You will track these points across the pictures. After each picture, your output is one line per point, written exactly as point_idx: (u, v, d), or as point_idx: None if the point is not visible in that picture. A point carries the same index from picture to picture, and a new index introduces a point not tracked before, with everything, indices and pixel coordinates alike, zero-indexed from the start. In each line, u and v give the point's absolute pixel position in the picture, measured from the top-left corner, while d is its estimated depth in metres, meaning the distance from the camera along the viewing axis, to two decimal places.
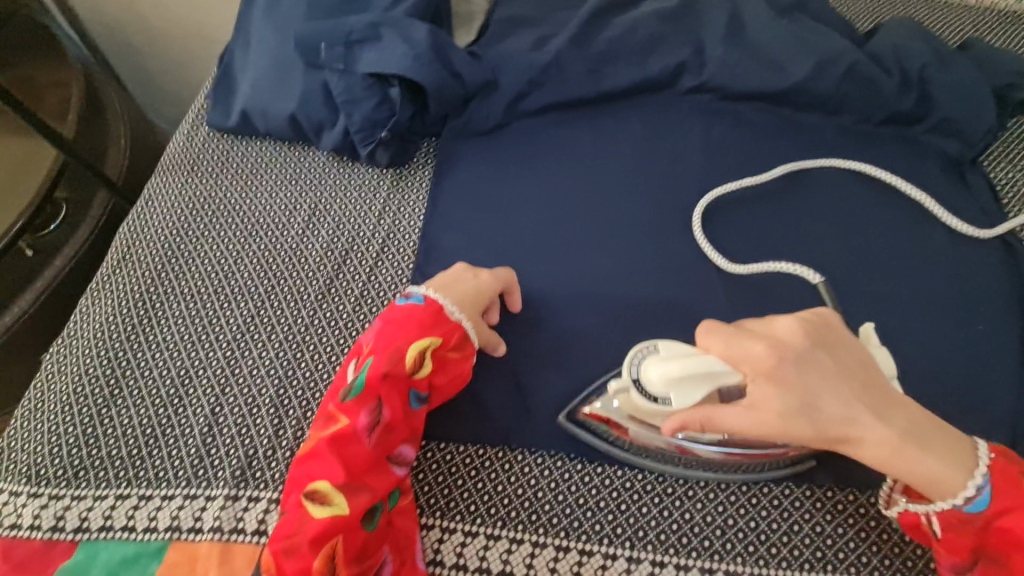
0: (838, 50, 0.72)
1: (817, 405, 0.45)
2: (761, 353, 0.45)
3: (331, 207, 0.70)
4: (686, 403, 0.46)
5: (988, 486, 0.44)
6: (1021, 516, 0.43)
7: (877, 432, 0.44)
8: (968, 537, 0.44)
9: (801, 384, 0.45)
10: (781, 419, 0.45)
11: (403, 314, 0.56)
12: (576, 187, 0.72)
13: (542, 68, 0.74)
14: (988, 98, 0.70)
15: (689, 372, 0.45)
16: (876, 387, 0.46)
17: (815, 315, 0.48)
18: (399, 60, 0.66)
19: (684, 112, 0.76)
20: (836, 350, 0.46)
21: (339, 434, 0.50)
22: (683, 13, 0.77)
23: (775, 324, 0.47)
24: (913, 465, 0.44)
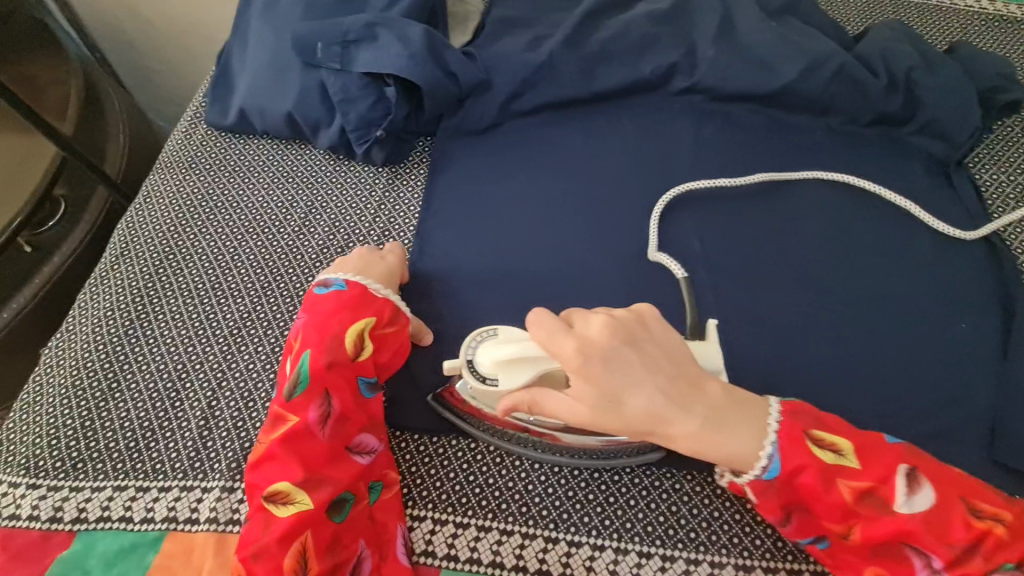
0: (827, 52, 0.73)
1: (621, 399, 0.46)
2: (569, 352, 0.45)
3: (327, 205, 0.71)
4: (512, 384, 0.48)
5: (777, 454, 0.46)
6: (809, 471, 0.45)
7: (679, 421, 0.46)
8: (775, 498, 0.47)
9: (608, 381, 0.46)
10: (589, 410, 0.47)
11: (328, 305, 0.58)
12: (569, 186, 0.73)
13: (536, 68, 0.75)
14: (973, 100, 0.72)
15: (516, 356, 0.48)
16: (683, 377, 0.47)
17: (631, 313, 0.48)
18: (393, 59, 0.67)
19: (676, 113, 0.78)
20: (642, 346, 0.47)
21: (292, 433, 0.51)
22: (674, 15, 0.78)
23: (589, 322, 0.47)
24: (720, 449, 0.46)
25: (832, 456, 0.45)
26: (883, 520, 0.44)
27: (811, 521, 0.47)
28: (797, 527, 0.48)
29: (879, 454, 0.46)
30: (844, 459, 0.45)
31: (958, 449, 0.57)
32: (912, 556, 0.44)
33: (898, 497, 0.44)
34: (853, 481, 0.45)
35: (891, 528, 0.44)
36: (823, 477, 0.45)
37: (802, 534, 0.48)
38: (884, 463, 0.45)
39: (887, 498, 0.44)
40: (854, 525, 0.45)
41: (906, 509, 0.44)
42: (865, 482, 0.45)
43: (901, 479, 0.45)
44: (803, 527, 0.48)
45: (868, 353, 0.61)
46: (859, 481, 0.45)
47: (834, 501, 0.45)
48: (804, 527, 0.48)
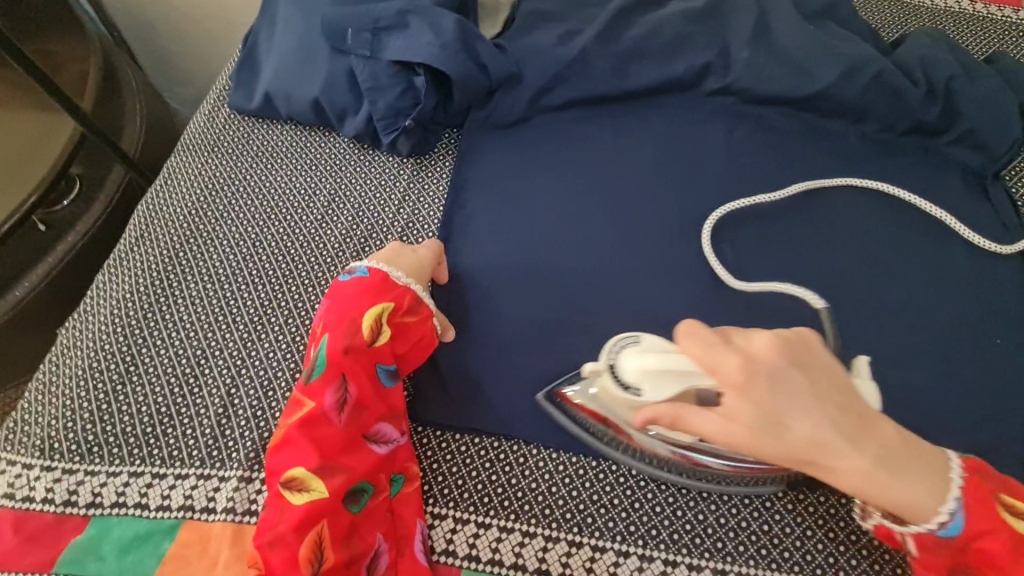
0: (864, 58, 0.72)
1: (786, 424, 0.42)
2: (733, 367, 0.43)
3: (351, 194, 0.70)
4: (658, 397, 0.46)
5: (964, 512, 0.43)
6: (997, 537, 0.42)
7: (848, 455, 0.42)
8: (945, 559, 0.44)
9: (774, 404, 0.42)
10: (742, 434, 0.43)
11: (349, 289, 0.57)
12: (597, 185, 0.72)
13: (567, 63, 0.74)
14: (1013, 112, 0.70)
15: (664, 366, 0.46)
16: (856, 411, 0.44)
17: (795, 333, 0.45)
18: (425, 48, 0.66)
19: (707, 114, 0.76)
20: (811, 370, 0.43)
21: (308, 418, 0.50)
22: (710, 15, 0.77)
23: (753, 338, 0.44)
24: (886, 490, 0.43)
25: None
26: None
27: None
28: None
29: None
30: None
31: (991, 468, 0.56)
32: None
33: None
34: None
35: None
36: (1009, 545, 0.42)
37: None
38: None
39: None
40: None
41: None
42: None
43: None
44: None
45: (900, 366, 0.60)
46: None
47: None
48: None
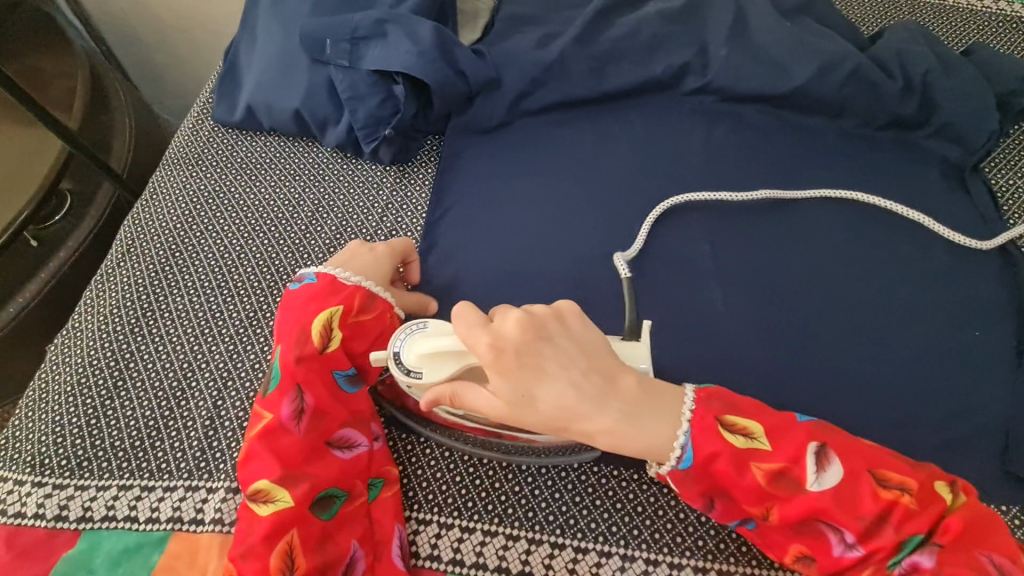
0: (841, 53, 0.72)
1: (535, 394, 0.47)
2: (484, 346, 0.46)
3: (333, 203, 0.71)
4: (436, 379, 0.49)
5: (690, 445, 0.46)
6: (721, 458, 0.46)
7: (591, 415, 0.46)
8: (693, 488, 0.47)
9: (524, 378, 0.47)
10: (504, 407, 0.47)
11: (300, 298, 0.57)
12: (577, 187, 0.72)
13: (546, 66, 0.74)
14: (990, 104, 0.71)
15: (438, 349, 0.48)
16: (595, 368, 0.48)
17: (546, 310, 0.49)
18: (402, 57, 0.66)
19: (687, 114, 0.77)
20: (555, 339, 0.48)
21: (268, 430, 0.51)
22: (687, 14, 0.77)
23: (505, 318, 0.48)
24: (638, 442, 0.47)
25: (741, 440, 0.46)
26: (795, 499, 0.45)
27: (731, 504, 0.48)
28: (721, 510, 0.48)
29: (789, 434, 0.47)
30: (755, 442, 0.46)
31: (969, 458, 0.57)
32: (829, 531, 0.45)
33: (809, 474, 0.45)
34: (766, 462, 0.46)
35: (804, 506, 0.45)
36: (735, 458, 0.46)
37: (727, 516, 0.48)
38: (795, 443, 0.46)
39: (799, 476, 0.45)
40: (771, 506, 0.46)
41: (816, 487, 0.45)
42: (777, 465, 0.45)
43: (811, 455, 0.45)
44: (727, 511, 0.48)
45: (879, 360, 0.61)
46: (772, 464, 0.45)
47: (745, 484, 0.46)
48: (728, 511, 0.48)
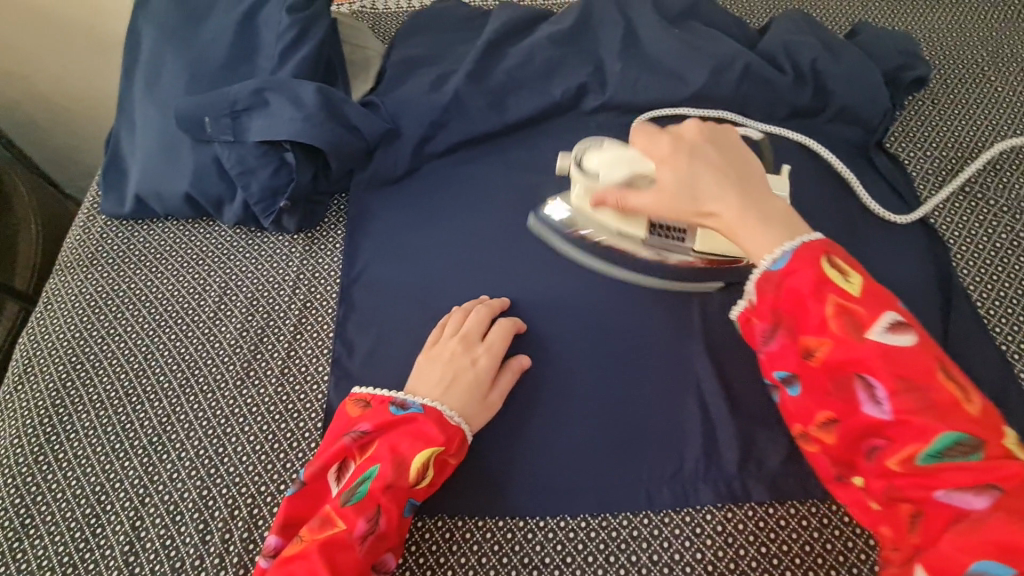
0: (731, 53, 0.73)
1: (696, 185, 0.51)
2: (663, 144, 0.53)
3: (241, 284, 0.67)
4: (609, 179, 0.57)
5: (790, 254, 0.46)
6: (803, 277, 0.45)
7: (727, 200, 0.49)
8: (768, 299, 0.47)
9: (688, 167, 0.51)
10: (666, 194, 0.52)
11: (408, 421, 0.53)
12: (493, 225, 0.70)
13: (443, 109, 0.73)
14: (880, 82, 0.72)
15: (618, 155, 0.57)
16: (745, 174, 0.51)
17: (721, 129, 0.55)
18: (287, 124, 0.64)
19: (593, 132, 0.76)
20: (723, 149, 0.53)
21: (333, 541, 0.48)
22: (577, 35, 0.77)
23: (683, 128, 0.55)
24: (757, 239, 0.48)
25: (835, 273, 0.44)
26: (850, 344, 0.43)
27: (791, 339, 0.46)
28: (779, 344, 0.47)
29: (885, 297, 0.44)
30: (846, 283, 0.44)
31: None
32: (860, 388, 0.43)
33: (876, 327, 0.42)
34: (845, 299, 0.43)
35: (855, 354, 0.42)
36: (814, 284, 0.44)
37: (783, 352, 0.47)
38: (881, 300, 0.43)
39: (864, 324, 0.43)
40: (825, 342, 0.44)
41: (879, 339, 0.42)
42: (853, 306, 0.43)
43: (891, 318, 0.43)
44: (783, 349, 0.47)
45: None
46: (849, 303, 0.43)
47: (817, 314, 0.44)
48: (785, 348, 0.47)
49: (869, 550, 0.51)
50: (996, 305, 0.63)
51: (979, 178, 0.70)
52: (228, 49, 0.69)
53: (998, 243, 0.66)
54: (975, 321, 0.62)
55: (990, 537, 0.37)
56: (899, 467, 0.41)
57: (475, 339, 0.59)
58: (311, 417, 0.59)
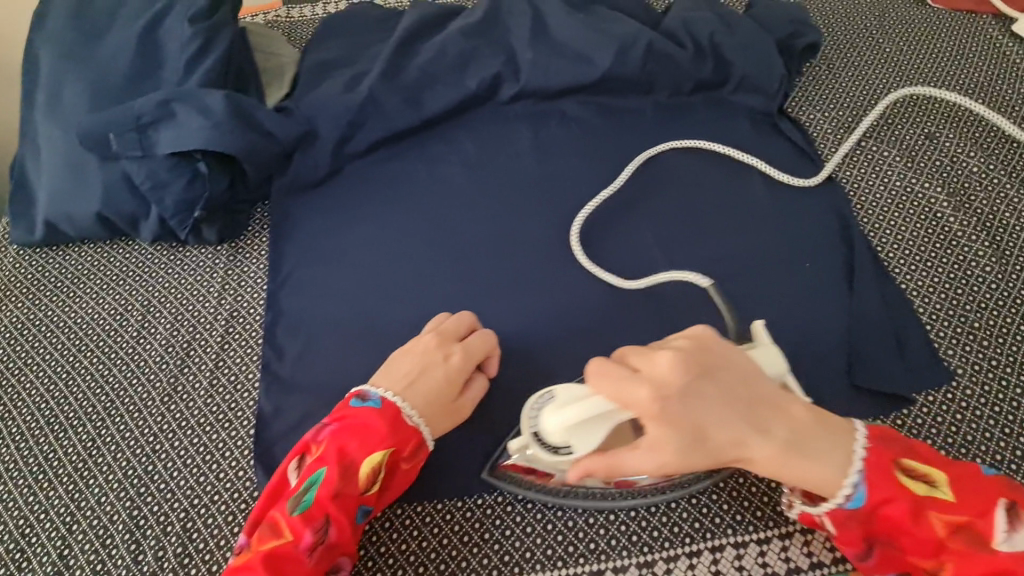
0: (634, 33, 0.75)
1: (706, 432, 0.45)
2: (645, 399, 0.44)
3: (165, 300, 0.66)
4: (589, 447, 0.45)
5: (864, 483, 0.44)
6: (899, 505, 0.44)
7: (761, 440, 0.45)
8: (855, 532, 0.46)
9: (690, 419, 0.45)
10: (678, 451, 0.44)
11: (360, 421, 0.51)
12: (418, 218, 0.71)
13: (358, 108, 0.73)
14: (774, 51, 0.75)
15: (586, 413, 0.45)
16: (753, 397, 0.46)
17: (688, 343, 0.47)
18: (195, 134, 0.63)
19: (512, 121, 0.78)
20: (712, 374, 0.46)
21: (280, 554, 0.46)
22: (487, 27, 0.78)
23: (655, 361, 0.45)
24: (811, 475, 0.45)
25: (924, 487, 0.44)
26: (974, 555, 0.43)
27: (894, 554, 0.46)
28: (879, 557, 0.46)
29: (978, 487, 0.44)
30: (937, 492, 0.44)
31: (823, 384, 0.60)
32: None
33: (997, 535, 0.43)
34: (948, 514, 0.44)
35: (986, 565, 0.43)
36: (913, 510, 0.44)
37: (884, 565, 0.46)
38: (984, 498, 0.44)
39: (985, 535, 0.43)
40: (947, 562, 0.44)
41: (1005, 547, 0.43)
42: (960, 518, 0.43)
43: (1002, 514, 0.43)
44: (885, 561, 0.46)
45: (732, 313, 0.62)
46: (954, 515, 0.44)
47: (925, 538, 0.44)
48: (888, 559, 0.46)
49: None
50: (894, 248, 0.66)
51: (873, 132, 0.74)
52: (129, 64, 0.68)
53: (893, 191, 0.70)
54: (878, 265, 0.65)
55: None
56: None
57: (449, 338, 0.58)
58: (243, 425, 0.58)
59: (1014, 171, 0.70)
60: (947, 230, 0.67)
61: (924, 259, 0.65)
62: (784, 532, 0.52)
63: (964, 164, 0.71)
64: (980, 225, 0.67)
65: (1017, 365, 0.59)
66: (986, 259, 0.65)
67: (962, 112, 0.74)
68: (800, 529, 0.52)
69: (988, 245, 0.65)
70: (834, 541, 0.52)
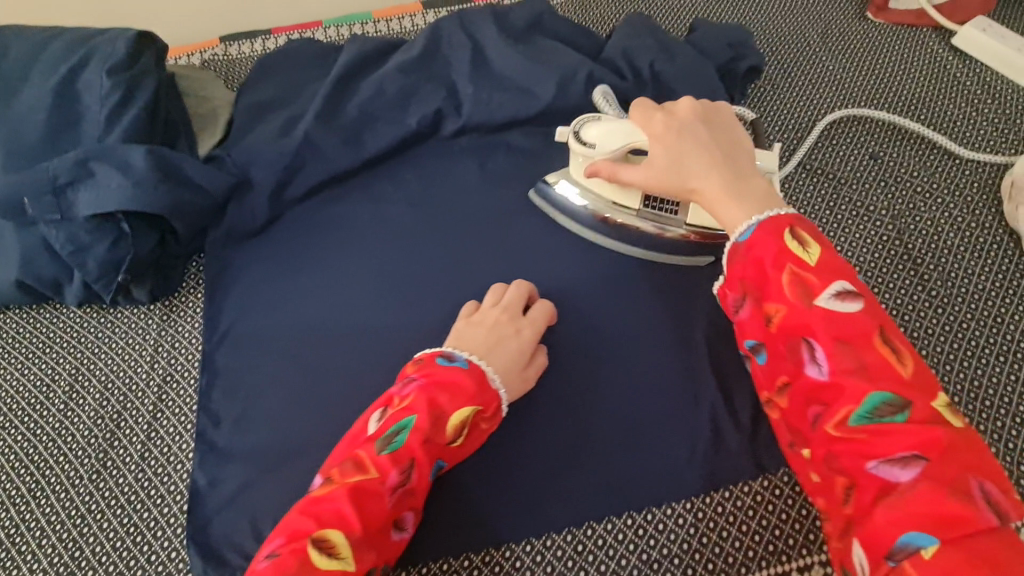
0: (574, 64, 0.74)
1: (685, 166, 0.53)
2: (657, 121, 0.56)
3: (94, 366, 0.63)
4: (606, 150, 0.59)
5: (756, 224, 0.47)
6: (767, 246, 0.46)
7: (711, 176, 0.51)
8: (734, 270, 0.48)
9: (678, 148, 0.53)
10: (655, 170, 0.54)
11: (447, 377, 0.51)
12: (361, 264, 0.68)
13: (294, 153, 0.71)
14: (714, 75, 0.75)
15: (617, 126, 0.59)
16: (732, 154, 0.53)
17: (715, 108, 0.57)
18: (116, 193, 0.60)
19: (456, 156, 0.75)
20: (715, 130, 0.55)
21: (365, 489, 0.45)
22: (427, 61, 0.76)
23: (678, 104, 0.56)
24: (730, 212, 0.50)
25: (798, 245, 0.45)
26: (803, 308, 0.43)
27: (754, 308, 0.47)
28: (748, 312, 0.47)
29: (843, 270, 0.44)
30: (805, 252, 0.45)
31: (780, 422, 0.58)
32: (809, 357, 0.43)
33: (828, 295, 0.43)
34: (801, 268, 0.44)
35: (805, 321, 0.43)
36: (775, 254, 0.45)
37: (747, 322, 0.47)
38: (838, 273, 0.44)
39: (819, 294, 0.43)
40: (779, 309, 0.44)
41: (830, 310, 0.42)
42: (809, 275, 0.44)
43: (844, 290, 0.43)
44: (747, 320, 0.47)
45: (683, 349, 0.61)
46: (806, 272, 0.44)
47: (772, 283, 0.45)
48: (751, 317, 0.47)
49: (743, 537, 0.53)
50: None
51: (817, 153, 0.74)
52: (47, 120, 0.65)
53: (838, 213, 0.69)
54: None
55: (927, 511, 0.36)
56: (833, 432, 0.41)
57: (516, 304, 0.60)
58: (176, 501, 0.56)
59: (956, 189, 0.70)
60: (893, 253, 0.66)
61: (872, 284, 0.64)
62: None
63: (908, 184, 0.70)
64: (925, 247, 0.66)
65: (969, 394, 0.58)
66: (932, 282, 0.64)
67: (902, 129, 0.74)
68: None
69: (933, 266, 0.65)
70: None
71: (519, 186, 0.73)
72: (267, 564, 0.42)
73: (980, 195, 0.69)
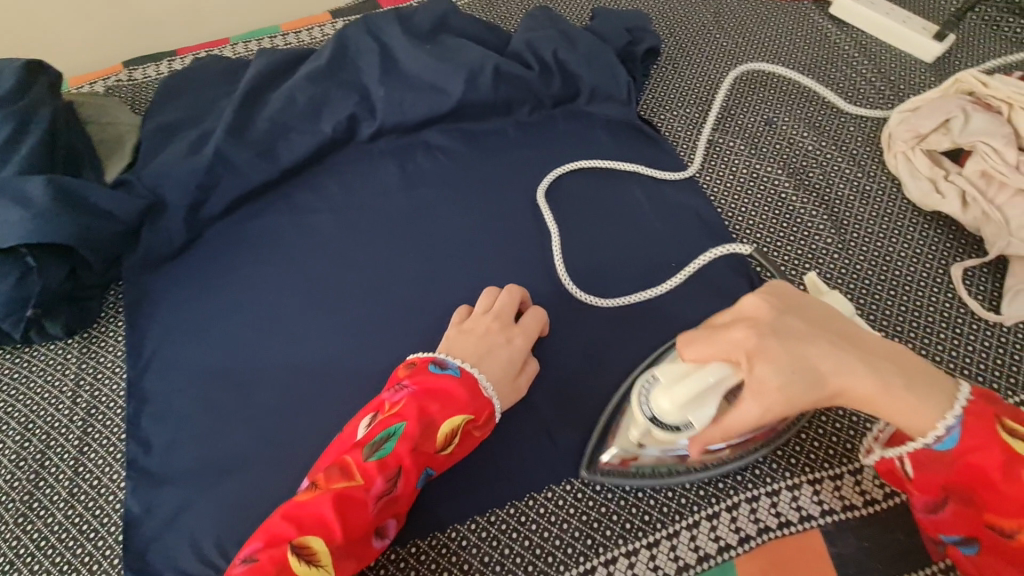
0: (480, 58, 0.76)
1: (816, 370, 0.43)
2: (740, 335, 0.44)
3: (12, 409, 0.61)
4: (703, 420, 0.45)
5: (959, 428, 0.42)
6: (986, 453, 0.42)
7: (859, 374, 0.43)
8: (938, 476, 0.44)
9: (796, 357, 0.43)
10: (784, 396, 0.43)
11: (438, 384, 0.53)
12: (286, 275, 0.68)
13: (206, 171, 0.70)
14: (614, 60, 0.78)
15: (692, 391, 0.44)
16: (846, 333, 0.46)
17: (775, 289, 0.48)
18: (15, 227, 0.58)
19: (375, 159, 0.76)
20: (804, 313, 0.46)
21: (349, 496, 0.47)
22: (336, 68, 0.77)
23: (742, 305, 0.47)
24: (910, 415, 0.43)
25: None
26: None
27: (971, 512, 0.43)
28: (954, 513, 0.44)
29: None
30: None
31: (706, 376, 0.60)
32: None
33: None
34: None
35: None
36: (1001, 464, 0.41)
37: (956, 522, 0.45)
38: None
39: None
40: None
41: None
42: None
43: None
44: (960, 517, 0.44)
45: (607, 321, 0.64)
46: None
47: (1010, 495, 0.41)
48: (965, 515, 0.44)
49: (674, 487, 0.55)
50: (748, 232, 0.70)
51: (719, 124, 0.78)
52: None
53: (741, 178, 0.74)
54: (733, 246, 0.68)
55: None
56: None
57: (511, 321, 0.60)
58: (110, 532, 0.55)
59: (842, 145, 0.75)
60: (792, 210, 0.71)
61: (775, 239, 0.69)
62: (672, 531, 0.53)
63: (800, 144, 0.76)
64: (820, 201, 0.71)
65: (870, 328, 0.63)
66: (826, 231, 0.69)
67: (793, 95, 0.80)
68: (684, 526, 0.53)
69: (827, 217, 0.70)
70: (718, 531, 0.53)
71: (440, 182, 0.75)
72: (245, 568, 0.44)
73: (864, 148, 0.74)
